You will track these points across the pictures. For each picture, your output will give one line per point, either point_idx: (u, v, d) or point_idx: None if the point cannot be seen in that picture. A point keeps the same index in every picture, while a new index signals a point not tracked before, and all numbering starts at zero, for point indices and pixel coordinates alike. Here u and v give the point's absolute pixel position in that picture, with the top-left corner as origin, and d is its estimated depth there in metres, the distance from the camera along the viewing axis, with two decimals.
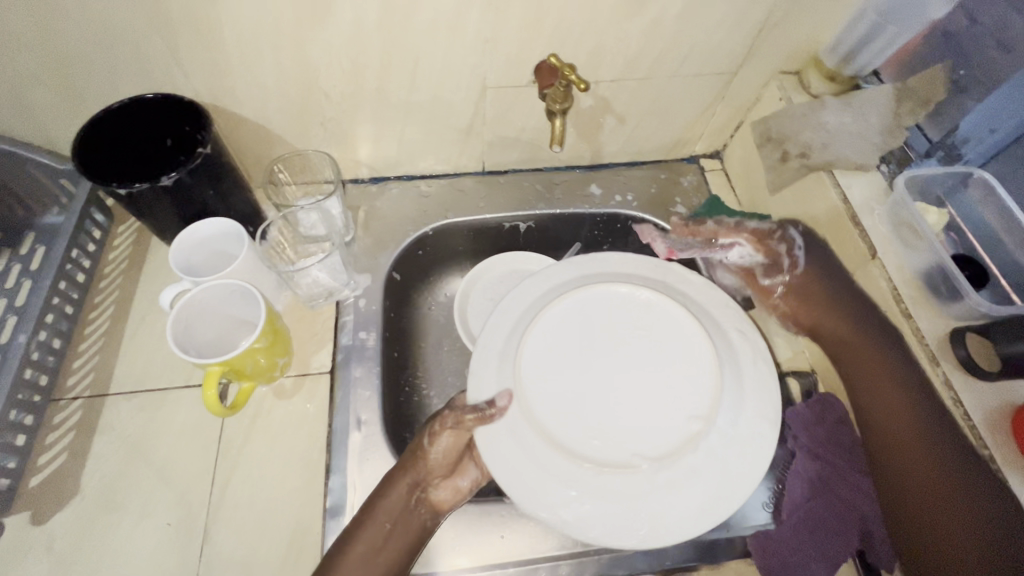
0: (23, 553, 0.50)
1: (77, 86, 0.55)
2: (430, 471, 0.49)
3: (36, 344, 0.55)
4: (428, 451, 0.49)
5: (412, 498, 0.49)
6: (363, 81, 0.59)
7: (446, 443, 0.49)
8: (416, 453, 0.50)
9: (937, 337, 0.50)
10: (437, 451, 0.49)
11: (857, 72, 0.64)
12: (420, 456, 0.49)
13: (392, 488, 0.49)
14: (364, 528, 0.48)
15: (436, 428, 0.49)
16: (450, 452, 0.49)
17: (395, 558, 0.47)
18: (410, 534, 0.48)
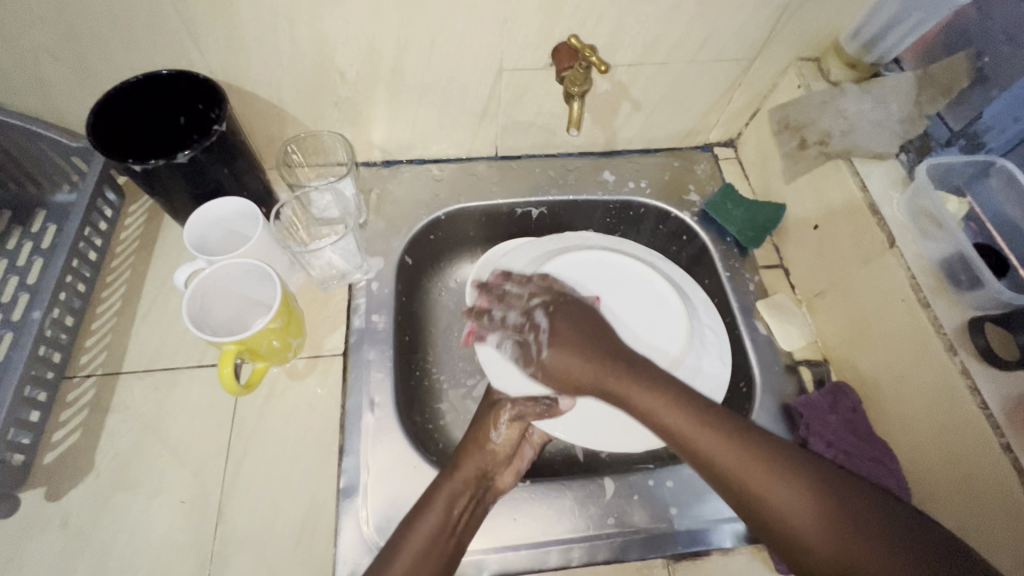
0: (39, 528, 0.50)
1: (91, 62, 0.54)
2: (494, 459, 0.54)
3: (50, 321, 0.55)
4: (494, 440, 0.55)
5: (480, 486, 0.52)
6: (379, 61, 0.58)
7: (510, 432, 0.56)
8: (482, 443, 0.55)
9: (955, 326, 0.50)
10: (501, 440, 0.55)
11: (879, 59, 0.64)
12: (485, 447, 0.54)
13: (462, 475, 0.52)
14: (435, 510, 0.49)
15: (502, 420, 0.56)
16: (511, 441, 0.56)
17: (460, 543, 0.49)
18: (475, 522, 0.51)
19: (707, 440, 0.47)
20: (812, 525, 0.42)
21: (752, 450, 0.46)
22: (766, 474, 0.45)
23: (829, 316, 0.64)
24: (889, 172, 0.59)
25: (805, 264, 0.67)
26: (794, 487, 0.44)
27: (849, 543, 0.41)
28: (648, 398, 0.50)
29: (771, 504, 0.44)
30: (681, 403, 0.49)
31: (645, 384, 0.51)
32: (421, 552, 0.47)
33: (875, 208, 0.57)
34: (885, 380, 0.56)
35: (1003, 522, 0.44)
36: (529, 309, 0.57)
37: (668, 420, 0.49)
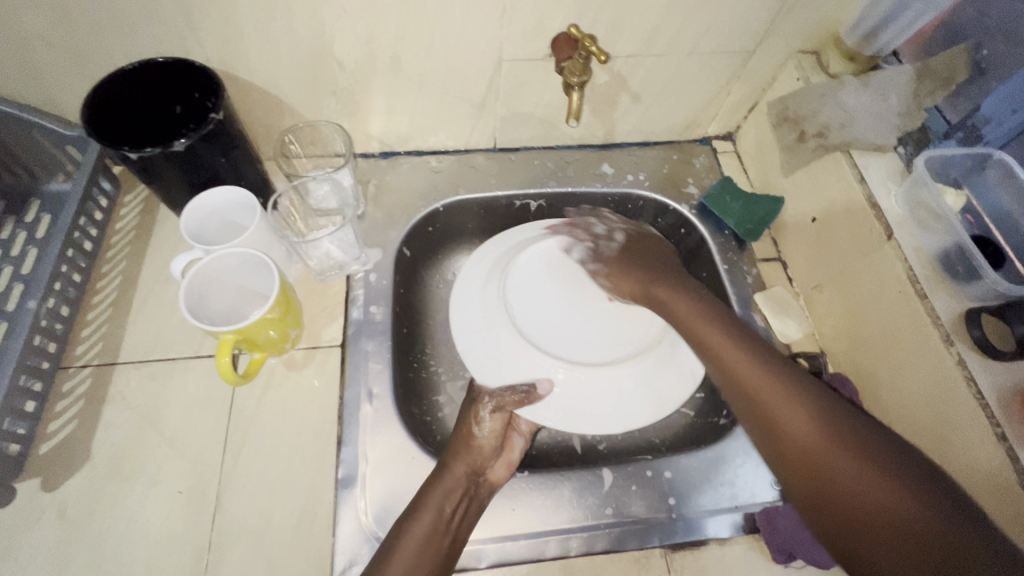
0: (34, 518, 0.50)
1: (86, 49, 0.54)
2: (483, 455, 0.55)
3: (45, 311, 0.54)
4: (478, 435, 0.55)
5: (472, 482, 0.52)
6: (377, 50, 0.58)
7: (494, 426, 0.56)
8: (467, 440, 0.55)
9: (952, 317, 0.50)
10: (486, 434, 0.56)
11: (879, 51, 0.64)
12: (471, 441, 0.55)
13: (452, 473, 0.52)
14: (429, 511, 0.49)
15: (484, 414, 0.57)
16: (496, 433, 0.56)
17: (457, 539, 0.49)
18: (471, 517, 0.51)
19: (757, 374, 0.51)
20: (810, 428, 0.47)
21: (785, 377, 0.51)
22: (792, 402, 0.49)
23: (827, 308, 0.64)
24: (887, 165, 0.60)
25: (803, 256, 0.68)
26: (811, 409, 0.48)
27: (834, 451, 0.45)
28: (682, 304, 0.58)
29: (783, 417, 0.48)
30: (734, 340, 0.54)
31: (692, 303, 0.58)
32: (417, 549, 0.47)
33: (873, 200, 0.57)
34: (882, 371, 0.57)
35: (998, 511, 0.45)
36: (613, 231, 0.68)
37: (699, 331, 0.56)
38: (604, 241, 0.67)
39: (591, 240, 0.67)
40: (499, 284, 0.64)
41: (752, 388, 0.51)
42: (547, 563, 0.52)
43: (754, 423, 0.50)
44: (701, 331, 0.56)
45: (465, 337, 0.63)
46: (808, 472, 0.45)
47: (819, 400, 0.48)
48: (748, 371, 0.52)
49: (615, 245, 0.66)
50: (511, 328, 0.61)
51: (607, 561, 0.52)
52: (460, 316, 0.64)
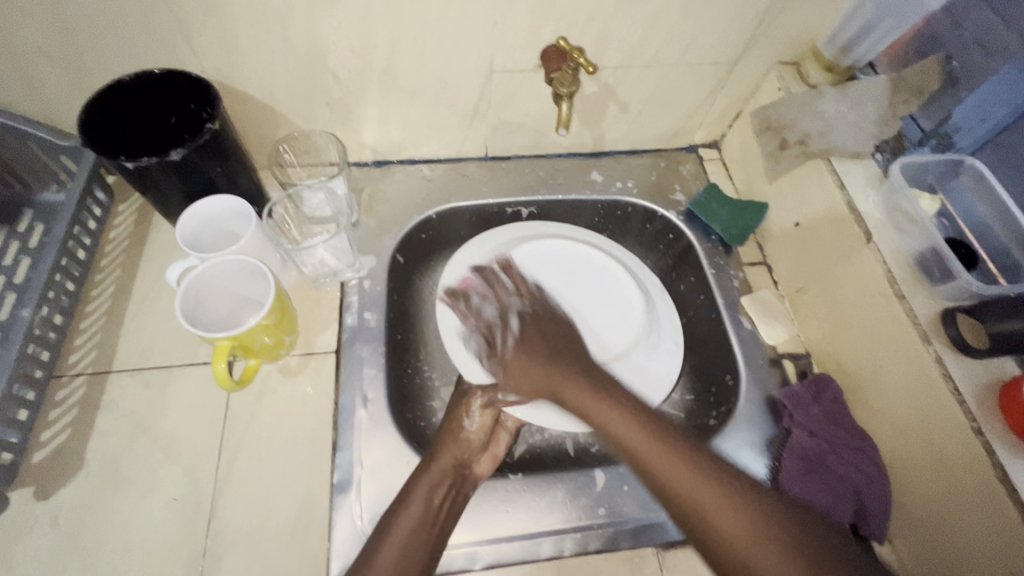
0: (27, 528, 0.50)
1: (82, 60, 0.54)
2: (470, 449, 0.56)
3: (40, 319, 0.54)
4: (467, 429, 0.57)
5: (459, 475, 0.54)
6: (371, 61, 0.59)
7: (483, 420, 0.58)
8: (454, 433, 0.56)
9: (929, 317, 0.52)
10: (474, 428, 0.57)
11: (854, 64, 0.66)
12: (459, 434, 0.56)
13: (440, 465, 0.53)
14: (417, 501, 0.50)
15: (474, 409, 0.59)
16: (484, 429, 0.58)
17: (443, 530, 0.50)
18: (457, 510, 0.52)
19: (666, 463, 0.51)
20: (741, 522, 0.47)
21: (717, 489, 0.48)
22: (724, 499, 0.48)
23: (811, 310, 0.66)
24: (865, 171, 0.62)
25: (787, 261, 0.69)
26: (715, 491, 0.48)
27: (766, 547, 0.45)
28: (580, 390, 0.57)
29: (718, 528, 0.47)
30: (643, 428, 0.53)
31: (630, 427, 0.53)
32: (404, 543, 0.48)
33: (852, 205, 0.59)
34: (865, 371, 0.58)
35: (975, 502, 0.46)
36: (519, 290, 0.65)
37: (641, 452, 0.52)
38: (512, 274, 0.65)
39: (511, 296, 0.64)
40: (488, 283, 0.65)
41: (675, 494, 0.50)
42: (541, 563, 0.53)
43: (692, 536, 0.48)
44: (644, 447, 0.52)
45: (450, 334, 0.64)
46: (742, 571, 0.46)
47: (741, 481, 0.49)
48: (642, 448, 0.52)
49: (536, 289, 0.65)
50: (503, 330, 0.62)
51: (601, 561, 0.53)
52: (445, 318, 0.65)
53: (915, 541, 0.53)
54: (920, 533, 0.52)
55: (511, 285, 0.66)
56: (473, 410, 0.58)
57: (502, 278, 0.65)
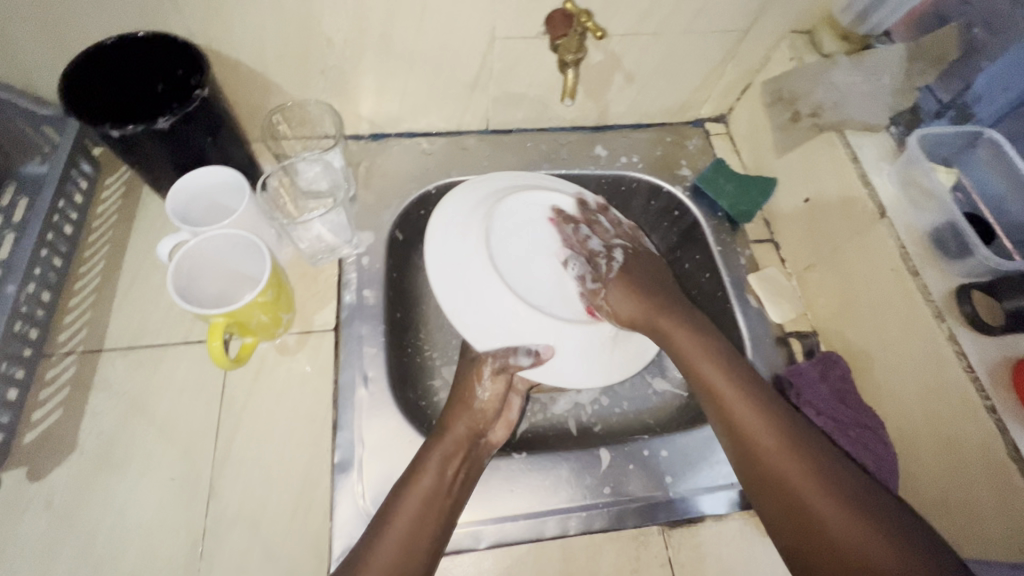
0: (21, 509, 0.49)
1: (61, 22, 0.51)
2: (484, 418, 0.55)
3: (26, 297, 0.52)
4: (479, 396, 0.55)
5: (472, 445, 0.53)
6: (367, 26, 0.56)
7: (495, 388, 0.55)
8: (468, 402, 0.55)
9: (942, 294, 0.51)
10: (487, 396, 0.55)
11: (869, 31, 0.64)
12: (471, 404, 0.55)
13: (454, 437, 0.52)
14: (430, 473, 0.49)
15: (485, 376, 0.55)
16: (497, 397, 0.56)
17: (458, 500, 0.50)
18: (471, 479, 0.51)
19: (732, 397, 0.52)
20: (801, 471, 0.47)
21: (753, 394, 0.52)
22: (805, 463, 0.47)
23: (819, 288, 0.65)
24: (879, 144, 0.60)
25: (796, 238, 0.68)
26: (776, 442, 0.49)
27: (848, 522, 0.43)
28: (684, 338, 0.55)
29: (769, 459, 0.48)
30: (734, 388, 0.52)
31: (686, 338, 0.55)
32: (419, 513, 0.47)
33: (866, 179, 0.57)
34: (874, 349, 0.57)
35: (984, 478, 0.46)
36: (612, 247, 0.60)
37: (728, 400, 0.52)
38: (603, 259, 0.59)
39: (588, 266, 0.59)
40: (482, 227, 0.57)
41: (744, 433, 0.50)
42: (546, 542, 0.52)
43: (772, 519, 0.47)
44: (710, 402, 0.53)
45: (445, 288, 0.56)
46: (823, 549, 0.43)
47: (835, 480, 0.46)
48: (721, 384, 0.53)
49: (615, 264, 0.59)
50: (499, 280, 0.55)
51: (606, 539, 0.53)
52: (433, 269, 0.57)
53: (920, 517, 0.53)
54: (925, 508, 0.52)
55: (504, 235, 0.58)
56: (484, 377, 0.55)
57: (490, 223, 0.57)
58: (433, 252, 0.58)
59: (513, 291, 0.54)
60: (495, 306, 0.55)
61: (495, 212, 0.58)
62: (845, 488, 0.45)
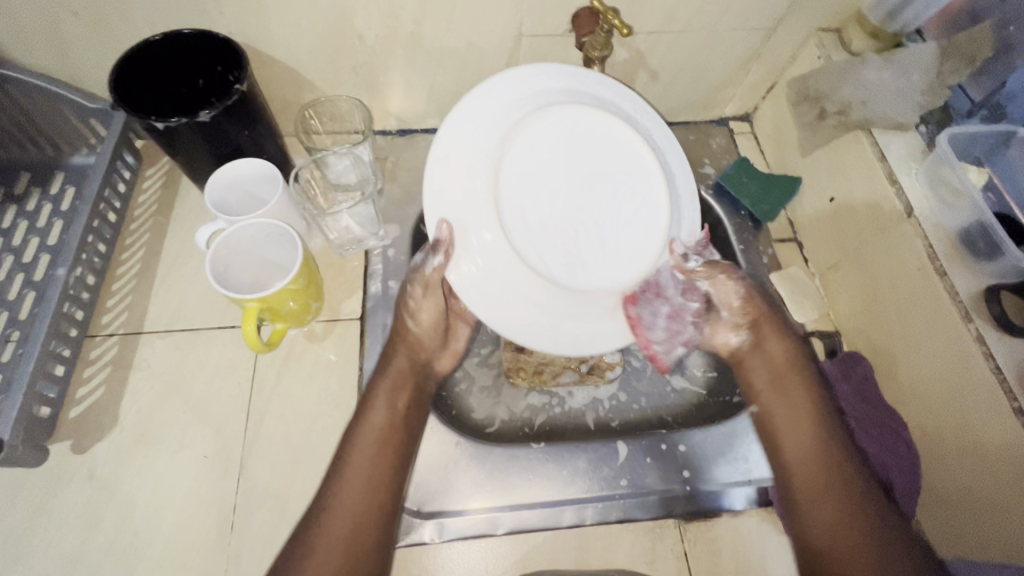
0: (65, 479, 0.51)
1: (111, 19, 0.54)
2: (422, 347, 0.56)
3: (74, 280, 0.56)
4: (413, 326, 0.55)
5: (414, 374, 0.55)
6: (398, 24, 0.58)
7: (428, 309, 0.55)
8: (403, 331, 0.55)
9: (971, 295, 0.50)
10: (424, 322, 0.56)
11: (901, 29, 0.63)
12: (405, 331, 0.55)
13: (393, 370, 0.53)
14: (379, 406, 0.51)
15: (418, 294, 0.54)
16: (433, 322, 0.56)
17: (412, 428, 0.52)
18: (420, 405, 0.54)
19: (786, 421, 0.55)
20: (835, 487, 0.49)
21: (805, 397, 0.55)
22: (825, 449, 0.51)
23: (843, 287, 0.65)
24: (908, 143, 0.59)
25: (820, 237, 0.68)
26: (814, 445, 0.52)
27: (853, 530, 0.47)
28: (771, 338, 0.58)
29: (803, 472, 0.51)
30: (802, 387, 0.55)
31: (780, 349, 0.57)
32: (373, 454, 0.48)
33: (893, 177, 0.57)
34: (899, 350, 0.57)
35: (1012, 481, 0.45)
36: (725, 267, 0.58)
37: (774, 407, 0.56)
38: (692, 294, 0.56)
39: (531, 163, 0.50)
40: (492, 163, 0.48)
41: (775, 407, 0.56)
42: (562, 531, 0.53)
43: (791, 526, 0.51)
44: (758, 403, 0.57)
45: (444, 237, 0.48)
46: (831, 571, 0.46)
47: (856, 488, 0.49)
48: (769, 385, 0.57)
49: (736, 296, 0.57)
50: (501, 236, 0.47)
51: (622, 530, 0.54)
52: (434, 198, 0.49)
53: (943, 520, 0.52)
54: (953, 511, 0.51)
55: (473, 215, 0.48)
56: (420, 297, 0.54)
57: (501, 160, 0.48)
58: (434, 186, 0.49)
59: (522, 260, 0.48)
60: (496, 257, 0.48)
61: (510, 143, 0.48)
62: (861, 494, 0.48)
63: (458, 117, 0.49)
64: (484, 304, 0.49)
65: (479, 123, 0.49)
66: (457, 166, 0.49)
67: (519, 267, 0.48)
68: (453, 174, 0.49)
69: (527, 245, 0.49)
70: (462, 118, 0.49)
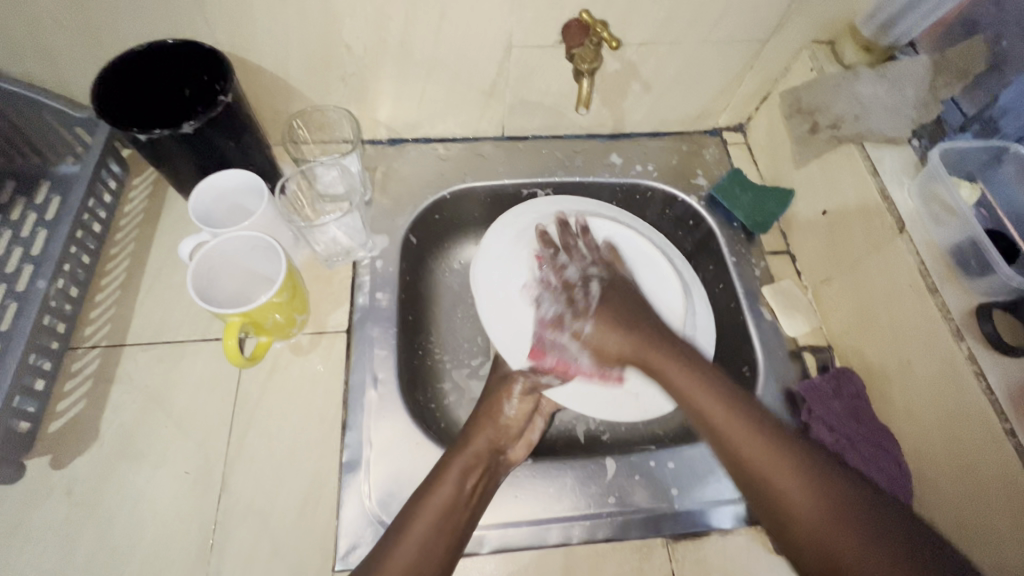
0: (44, 495, 0.51)
1: (95, 29, 0.54)
2: (507, 434, 0.56)
3: (55, 291, 0.55)
4: (507, 413, 0.56)
5: (493, 459, 0.54)
6: (386, 34, 0.57)
7: (524, 404, 0.57)
8: (495, 416, 0.56)
9: (962, 312, 0.50)
10: (515, 412, 0.57)
11: (895, 42, 0.63)
12: (499, 420, 0.56)
13: (473, 449, 0.53)
14: (449, 483, 0.49)
15: (514, 394, 0.57)
16: (523, 415, 0.57)
17: (475, 512, 0.50)
18: (488, 493, 0.52)
19: (757, 446, 0.48)
20: (812, 502, 0.45)
21: (720, 393, 0.51)
22: (773, 459, 0.47)
23: (835, 302, 0.64)
24: (900, 157, 0.59)
25: (813, 250, 0.67)
26: (765, 449, 0.48)
27: (839, 534, 0.43)
28: (674, 368, 0.54)
29: (778, 493, 0.46)
30: (707, 385, 0.52)
31: (686, 377, 0.53)
32: (433, 529, 0.47)
33: (885, 192, 0.56)
34: (890, 367, 0.56)
35: (1005, 503, 0.44)
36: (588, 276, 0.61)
37: (703, 406, 0.51)
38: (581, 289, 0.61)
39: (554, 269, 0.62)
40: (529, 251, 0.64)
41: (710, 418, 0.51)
42: (548, 550, 0.52)
43: (767, 518, 0.47)
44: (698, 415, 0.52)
45: (492, 307, 0.62)
46: (824, 562, 0.43)
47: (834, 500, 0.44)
48: (715, 409, 0.51)
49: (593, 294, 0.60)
50: (533, 306, 0.62)
51: (609, 550, 0.53)
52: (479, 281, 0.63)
53: None
54: (946, 532, 0.50)
55: (519, 311, 0.62)
56: (513, 397, 0.57)
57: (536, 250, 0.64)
58: (488, 269, 0.63)
59: (548, 321, 0.61)
60: (533, 325, 0.61)
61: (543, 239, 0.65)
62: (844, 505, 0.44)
63: (484, 255, 0.64)
64: (519, 360, 0.60)
65: (507, 239, 0.65)
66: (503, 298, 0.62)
67: (551, 332, 0.60)
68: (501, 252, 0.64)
69: (560, 319, 0.61)
70: (488, 258, 0.64)
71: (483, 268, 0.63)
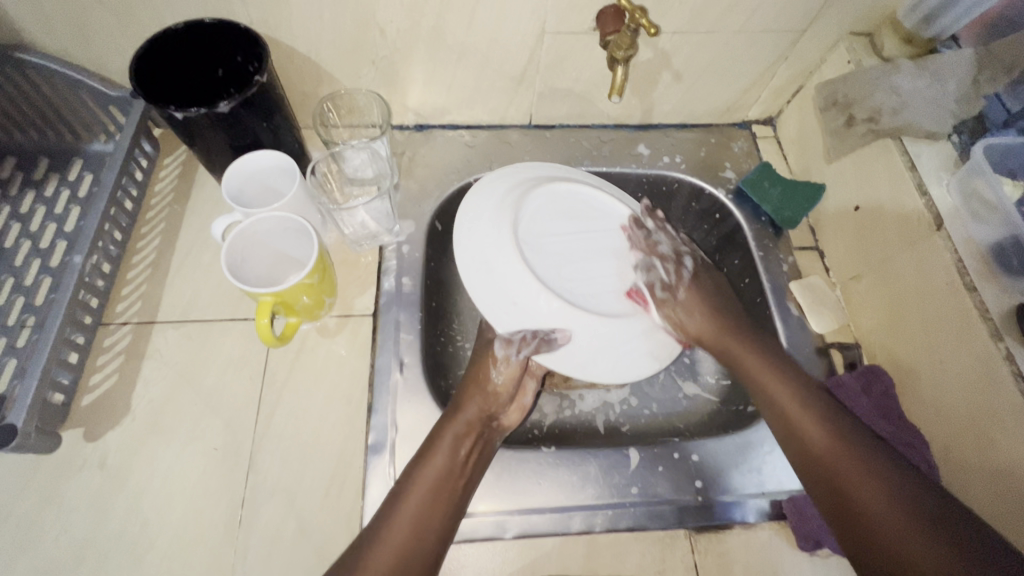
0: (78, 466, 0.52)
1: (133, 8, 0.54)
2: (496, 400, 0.56)
3: (90, 267, 0.56)
4: (494, 380, 0.55)
5: (483, 426, 0.54)
6: (420, 18, 0.57)
7: (510, 368, 0.55)
8: (482, 384, 0.55)
9: (1001, 312, 0.49)
10: (502, 379, 0.55)
11: (937, 35, 0.61)
12: (486, 388, 0.55)
13: (465, 417, 0.53)
14: (439, 458, 0.50)
15: (501, 361, 0.55)
16: (512, 380, 0.56)
17: (470, 480, 0.51)
18: (482, 459, 0.53)
19: (843, 464, 0.48)
20: (869, 491, 0.46)
21: (810, 402, 0.53)
22: (846, 458, 0.49)
23: (865, 299, 0.63)
24: (939, 153, 0.57)
25: (844, 246, 0.66)
26: (847, 458, 0.49)
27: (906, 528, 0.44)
28: (752, 358, 0.57)
29: (803, 429, 0.52)
30: (769, 365, 0.56)
31: (783, 391, 0.54)
32: (428, 496, 0.48)
33: (923, 188, 0.55)
34: (922, 366, 0.55)
35: None
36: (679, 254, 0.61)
37: (786, 409, 0.53)
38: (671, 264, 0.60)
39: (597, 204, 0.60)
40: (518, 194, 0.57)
41: (793, 422, 0.53)
42: (570, 537, 0.52)
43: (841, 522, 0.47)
44: (780, 426, 0.54)
45: (468, 261, 0.55)
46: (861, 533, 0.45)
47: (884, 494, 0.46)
48: (791, 407, 0.53)
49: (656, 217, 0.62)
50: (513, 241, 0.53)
51: (631, 539, 0.53)
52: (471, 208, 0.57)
53: None
54: None
55: (501, 255, 0.53)
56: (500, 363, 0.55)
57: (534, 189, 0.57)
58: (474, 201, 0.58)
59: (535, 274, 0.52)
60: (510, 273, 0.53)
61: (541, 187, 0.58)
62: (889, 487, 0.46)
63: (470, 205, 0.57)
64: (501, 318, 0.53)
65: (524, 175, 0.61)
66: (479, 244, 0.55)
67: (535, 286, 0.52)
68: (484, 191, 0.58)
69: (546, 273, 0.54)
70: (472, 215, 0.57)
71: (465, 225, 0.56)
